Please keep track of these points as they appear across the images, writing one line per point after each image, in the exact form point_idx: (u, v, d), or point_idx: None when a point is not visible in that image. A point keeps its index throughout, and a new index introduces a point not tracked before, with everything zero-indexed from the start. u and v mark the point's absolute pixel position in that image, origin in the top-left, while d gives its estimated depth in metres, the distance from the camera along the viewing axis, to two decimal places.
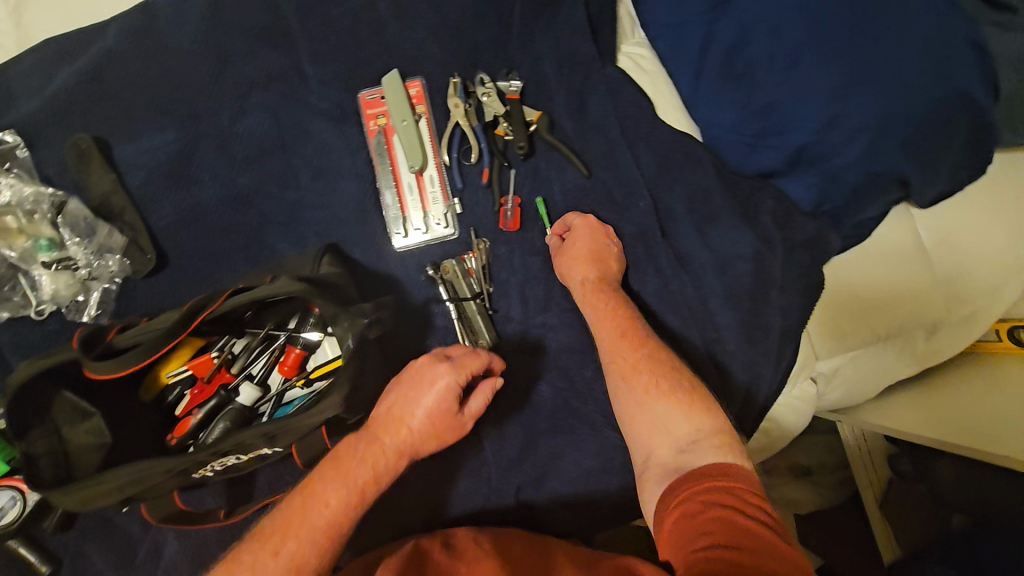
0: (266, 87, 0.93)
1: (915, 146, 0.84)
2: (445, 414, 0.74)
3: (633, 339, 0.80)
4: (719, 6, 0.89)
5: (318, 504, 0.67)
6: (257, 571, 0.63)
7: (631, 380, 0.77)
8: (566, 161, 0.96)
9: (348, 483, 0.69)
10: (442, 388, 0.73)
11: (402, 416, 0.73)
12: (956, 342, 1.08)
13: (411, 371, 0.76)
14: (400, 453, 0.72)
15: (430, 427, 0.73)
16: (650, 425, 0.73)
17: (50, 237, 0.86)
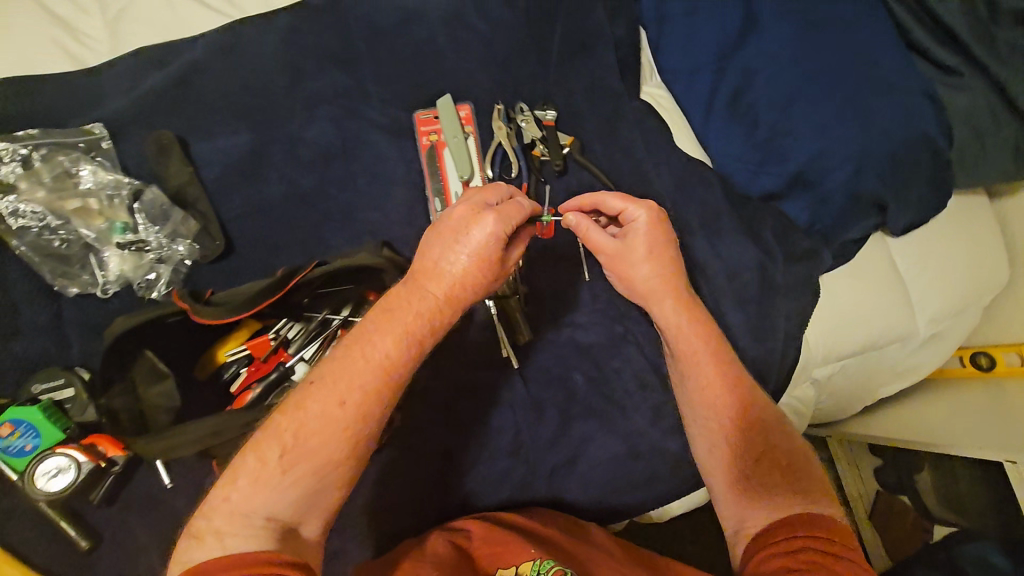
0: (333, 102, 1.05)
1: (889, 177, 1.01)
2: (492, 257, 0.74)
3: (724, 362, 0.83)
4: (726, 56, 1.06)
5: (377, 354, 0.68)
6: (323, 416, 0.65)
7: (733, 406, 0.80)
8: (595, 180, 1.07)
9: (399, 327, 0.70)
10: (487, 234, 0.73)
11: (449, 262, 0.73)
12: (924, 359, 1.26)
13: (451, 221, 0.75)
14: (449, 297, 0.73)
15: (477, 273, 0.74)
16: (750, 450, 0.78)
17: (125, 221, 0.94)
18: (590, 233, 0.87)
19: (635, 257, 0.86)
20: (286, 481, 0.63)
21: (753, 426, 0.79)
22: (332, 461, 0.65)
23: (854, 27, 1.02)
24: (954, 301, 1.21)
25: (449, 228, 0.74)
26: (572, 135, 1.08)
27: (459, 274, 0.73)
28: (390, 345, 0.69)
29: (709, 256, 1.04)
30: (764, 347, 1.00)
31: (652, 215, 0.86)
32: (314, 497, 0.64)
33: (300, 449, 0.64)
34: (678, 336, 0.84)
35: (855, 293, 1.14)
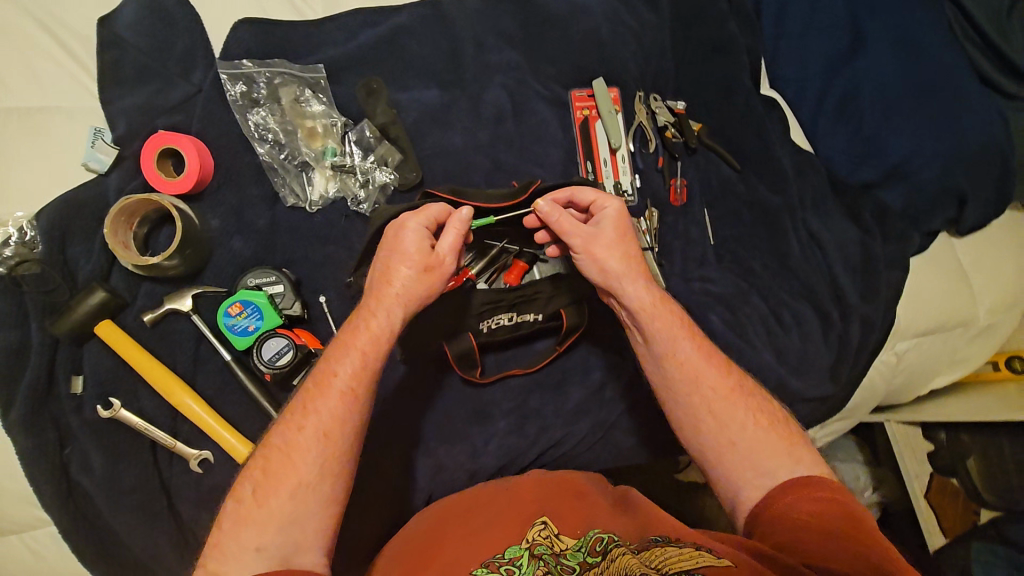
0: (507, 72, 1.21)
1: (970, 175, 1.21)
2: (427, 262, 0.82)
3: (688, 347, 0.87)
4: (835, 69, 1.27)
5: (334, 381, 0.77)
6: (289, 446, 0.74)
7: (696, 397, 0.85)
8: (720, 160, 1.26)
9: (351, 349, 0.79)
10: (415, 244, 0.82)
11: (386, 278, 0.81)
12: (982, 349, 1.44)
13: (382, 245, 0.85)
14: (400, 302, 0.81)
15: (419, 277, 0.82)
16: (720, 437, 0.83)
17: (335, 147, 1.07)
18: (560, 217, 0.88)
19: (606, 239, 0.88)
20: (266, 512, 0.71)
21: (723, 413, 0.84)
22: (309, 482, 0.73)
23: (942, 54, 1.24)
24: (1009, 299, 1.41)
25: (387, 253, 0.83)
26: (700, 123, 1.28)
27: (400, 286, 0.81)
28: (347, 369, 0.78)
29: (823, 229, 1.21)
30: (869, 306, 1.17)
31: (615, 207, 0.90)
32: (299, 521, 0.72)
33: (270, 481, 0.73)
34: (651, 320, 0.87)
35: (930, 277, 1.35)
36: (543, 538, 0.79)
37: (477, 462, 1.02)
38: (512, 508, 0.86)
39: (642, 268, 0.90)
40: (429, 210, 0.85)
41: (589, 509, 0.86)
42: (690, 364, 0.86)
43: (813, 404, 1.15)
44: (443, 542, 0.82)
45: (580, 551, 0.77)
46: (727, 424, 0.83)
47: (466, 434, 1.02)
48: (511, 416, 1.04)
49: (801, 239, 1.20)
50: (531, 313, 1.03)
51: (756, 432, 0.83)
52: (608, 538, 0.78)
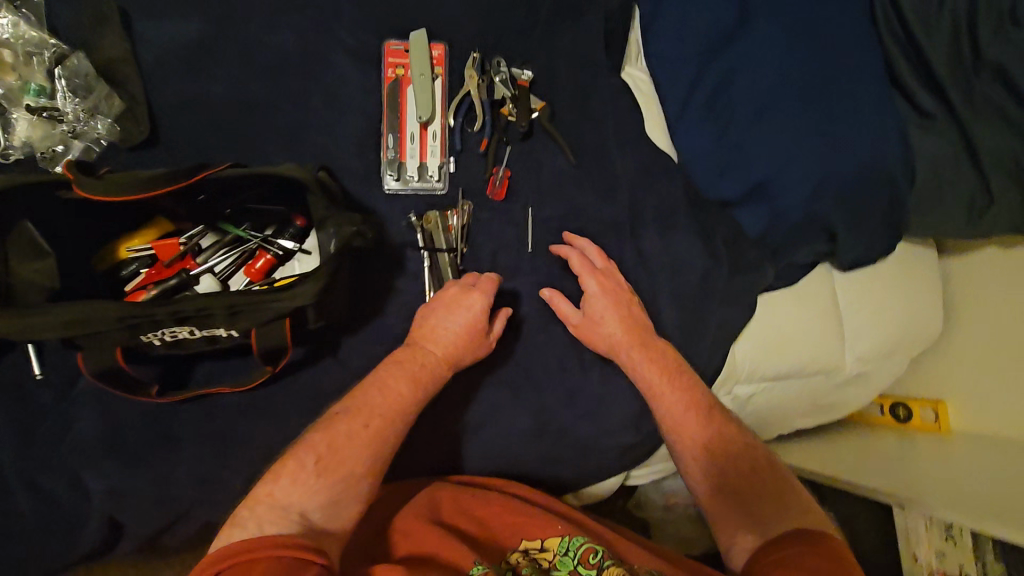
0: (299, 10, 0.98)
1: (846, 206, 1.00)
2: (477, 328, 0.88)
3: (669, 390, 0.89)
4: (712, 52, 1.03)
5: (388, 391, 0.80)
6: (340, 442, 0.73)
7: (673, 428, 0.87)
8: (557, 150, 1.04)
9: (393, 378, 0.81)
10: (479, 308, 0.88)
11: (429, 334, 0.87)
12: (848, 398, 1.28)
13: (442, 296, 0.89)
14: (446, 358, 0.86)
15: (468, 338, 0.88)
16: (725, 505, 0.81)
17: (41, 84, 0.86)
18: (555, 297, 0.96)
19: (597, 314, 0.93)
20: (311, 490, 0.70)
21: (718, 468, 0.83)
22: (347, 481, 0.72)
23: (841, 51, 1.00)
24: (883, 346, 1.23)
25: (426, 325, 0.88)
26: (544, 100, 1.04)
27: (440, 338, 0.87)
28: (404, 386, 0.81)
29: (658, 249, 1.03)
30: (688, 347, 1.01)
31: (592, 280, 0.94)
32: (334, 506, 0.71)
33: (335, 458, 0.72)
34: (638, 375, 0.91)
35: (795, 315, 1.16)
36: (527, 560, 0.78)
37: (164, 490, 0.84)
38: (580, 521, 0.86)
39: (639, 329, 0.93)
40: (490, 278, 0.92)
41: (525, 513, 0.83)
42: (682, 414, 0.87)
43: (607, 454, 0.99)
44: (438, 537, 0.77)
45: (568, 556, 0.76)
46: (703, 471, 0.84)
47: (153, 456, 0.83)
48: (214, 439, 0.85)
49: (627, 260, 1.02)
50: (218, 331, 0.75)
51: (747, 489, 0.82)
52: (602, 551, 0.76)
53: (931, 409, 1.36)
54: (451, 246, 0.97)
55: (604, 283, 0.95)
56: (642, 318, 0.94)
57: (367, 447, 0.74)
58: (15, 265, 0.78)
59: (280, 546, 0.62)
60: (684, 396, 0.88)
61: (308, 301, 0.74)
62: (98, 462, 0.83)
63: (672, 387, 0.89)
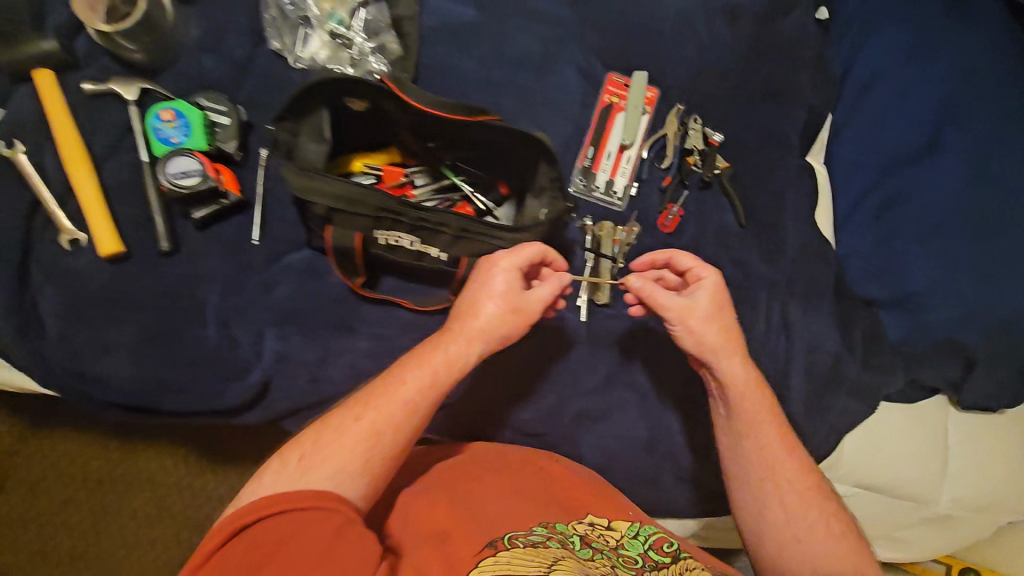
0: (551, 24, 1.14)
1: (989, 339, 1.05)
2: (515, 301, 0.82)
3: (756, 391, 0.90)
4: (893, 167, 1.12)
5: (397, 386, 0.78)
6: (343, 433, 0.74)
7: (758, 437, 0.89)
8: (728, 207, 1.14)
9: (423, 363, 0.80)
10: (505, 284, 0.81)
11: (471, 308, 0.82)
12: (928, 538, 1.24)
13: (479, 267, 0.84)
14: (477, 338, 0.81)
15: (506, 319, 0.82)
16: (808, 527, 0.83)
17: (343, 16, 1.03)
18: (651, 289, 0.90)
19: (702, 311, 0.89)
20: (300, 477, 0.70)
21: (793, 500, 0.85)
22: (348, 471, 0.73)
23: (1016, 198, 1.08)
24: (983, 497, 1.20)
25: (466, 304, 0.83)
26: (729, 163, 1.15)
27: (482, 322, 0.81)
28: (427, 367, 0.79)
29: (800, 323, 1.07)
30: (805, 420, 1.04)
31: (712, 278, 0.90)
32: (349, 473, 0.73)
33: (313, 461, 0.72)
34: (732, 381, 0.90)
35: (904, 432, 1.17)
36: (593, 532, 0.79)
37: (323, 370, 0.92)
38: (614, 501, 0.87)
39: (739, 342, 0.92)
40: (526, 249, 0.82)
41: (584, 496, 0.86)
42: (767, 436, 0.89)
43: (702, 492, 1.03)
44: (481, 509, 0.81)
45: (638, 540, 0.79)
46: (783, 499, 0.85)
47: (326, 338, 0.92)
48: (377, 342, 0.92)
49: (770, 320, 1.08)
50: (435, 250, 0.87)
51: (796, 498, 0.85)
52: (674, 543, 0.80)
53: None
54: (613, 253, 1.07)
55: (720, 287, 0.91)
56: (739, 327, 0.92)
57: (365, 439, 0.74)
58: (300, 141, 0.85)
59: (269, 506, 0.67)
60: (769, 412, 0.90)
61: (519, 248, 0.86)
62: (280, 329, 0.92)
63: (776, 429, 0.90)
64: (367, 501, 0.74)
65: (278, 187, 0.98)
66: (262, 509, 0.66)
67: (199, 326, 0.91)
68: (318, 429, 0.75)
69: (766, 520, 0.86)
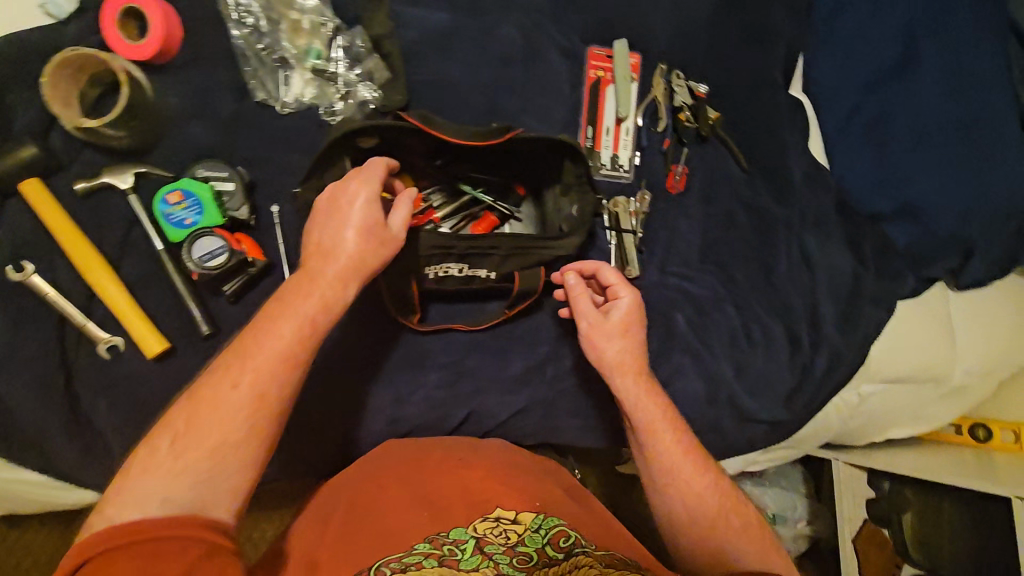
0: (525, 10, 1.12)
1: (984, 225, 1.14)
2: (374, 230, 0.78)
3: (665, 423, 0.90)
4: (874, 85, 1.17)
5: (272, 337, 0.71)
6: (218, 400, 0.67)
7: (672, 456, 0.88)
8: (729, 156, 1.17)
9: (294, 309, 0.73)
10: (360, 218, 0.77)
11: (332, 247, 0.76)
12: (947, 411, 1.38)
13: (325, 203, 0.79)
14: (346, 274, 0.77)
15: (370, 247, 0.78)
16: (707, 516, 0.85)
17: (320, 49, 0.98)
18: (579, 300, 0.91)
19: (609, 331, 0.91)
20: (177, 466, 0.64)
21: (711, 513, 0.85)
22: (237, 440, 0.67)
23: (991, 89, 1.14)
24: (988, 364, 1.35)
25: (326, 247, 0.77)
26: (719, 112, 1.18)
27: (351, 255, 0.77)
28: (290, 326, 0.72)
29: (818, 251, 1.13)
30: (843, 340, 1.11)
31: (624, 304, 0.91)
32: (236, 441, 0.67)
33: (195, 436, 0.65)
34: (637, 408, 0.90)
35: (915, 325, 1.29)
36: (496, 536, 0.76)
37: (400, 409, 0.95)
38: (526, 488, 0.84)
39: (638, 358, 0.92)
40: (373, 180, 0.78)
41: (508, 485, 0.84)
42: (674, 453, 0.88)
43: (765, 428, 1.10)
44: (377, 524, 0.78)
45: (539, 534, 0.77)
46: (685, 505, 0.86)
47: None
48: (445, 369, 0.98)
49: (791, 255, 1.13)
50: (482, 272, 0.90)
51: (717, 511, 0.86)
52: (573, 537, 0.77)
53: (1011, 431, 1.52)
54: (636, 226, 1.11)
55: (630, 310, 0.92)
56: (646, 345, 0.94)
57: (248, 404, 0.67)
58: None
59: (108, 533, 0.59)
60: (677, 432, 0.89)
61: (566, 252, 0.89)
62: None
63: (690, 457, 0.88)
64: (239, 496, 0.67)
65: (300, 242, 0.95)
66: (164, 526, 0.60)
67: None
68: (198, 390, 0.67)
69: (688, 535, 0.86)
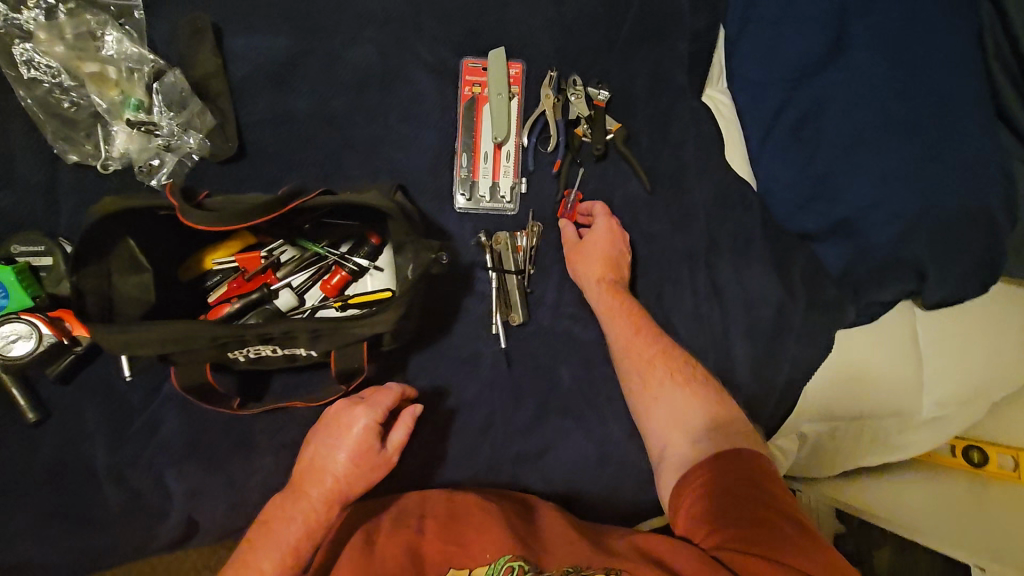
0: (381, 26, 0.99)
1: (940, 244, 0.91)
2: (368, 456, 0.77)
3: (626, 316, 0.92)
4: (801, 79, 0.96)
5: (254, 571, 0.70)
6: None
7: (631, 348, 0.89)
8: (631, 174, 1.03)
9: (276, 542, 0.72)
10: (360, 439, 0.77)
11: (319, 470, 0.77)
12: (924, 442, 1.10)
13: (327, 421, 0.79)
14: (327, 500, 0.75)
15: (357, 472, 0.77)
16: (662, 427, 0.82)
17: (140, 98, 0.89)
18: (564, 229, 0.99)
19: (583, 249, 0.97)
20: None
21: (677, 398, 0.83)
22: None
23: (947, 69, 0.91)
24: (970, 387, 1.07)
25: (319, 467, 0.77)
26: (621, 122, 1.02)
27: (338, 477, 0.76)
28: (267, 564, 0.70)
29: (732, 281, 1.00)
30: (758, 384, 0.99)
31: (604, 223, 0.97)
32: None
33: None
34: (605, 310, 0.93)
35: (867, 350, 1.09)
36: None
37: (236, 496, 0.87)
38: (479, 531, 0.75)
39: (609, 261, 0.96)
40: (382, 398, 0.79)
41: (465, 535, 0.76)
42: (637, 341, 0.89)
43: None
44: None
45: None
46: (653, 399, 0.84)
47: (231, 462, 0.87)
48: (282, 453, 0.87)
49: (698, 290, 1.02)
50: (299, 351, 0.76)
51: (695, 416, 0.80)
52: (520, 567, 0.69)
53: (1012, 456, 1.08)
54: (519, 266, 0.97)
55: (614, 231, 0.98)
56: (626, 259, 0.98)
57: None
58: (117, 282, 0.76)
59: None
60: (639, 318, 0.92)
61: (387, 328, 0.75)
62: (178, 466, 0.86)
63: (654, 346, 0.88)
64: None
65: None
66: None
67: (96, 485, 0.85)
68: None
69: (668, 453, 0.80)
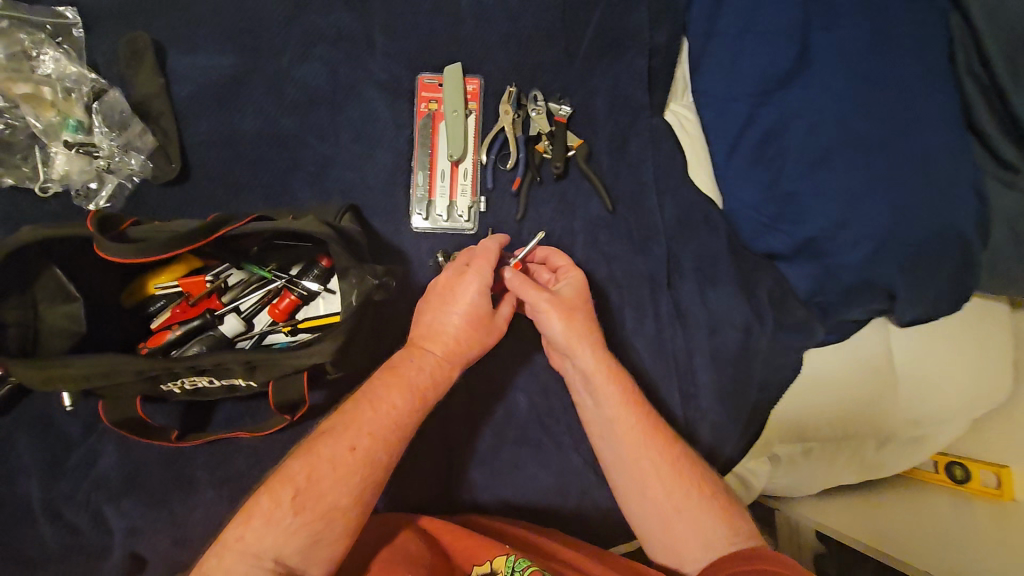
0: (331, 43, 0.96)
1: (911, 265, 0.89)
2: (483, 318, 0.79)
3: (609, 391, 0.79)
4: (764, 94, 0.94)
5: (385, 406, 0.71)
6: (277, 516, 0.63)
7: (631, 431, 0.77)
8: (593, 193, 1.00)
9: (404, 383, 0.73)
10: (476, 299, 0.78)
11: (437, 327, 0.78)
12: (902, 461, 1.05)
13: (438, 289, 0.80)
14: (443, 358, 0.77)
15: (473, 330, 0.78)
16: (664, 526, 0.74)
17: (79, 119, 0.86)
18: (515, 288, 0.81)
19: (555, 307, 0.81)
20: (295, 524, 0.63)
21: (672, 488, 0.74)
22: (338, 509, 0.65)
23: (910, 85, 0.89)
24: (947, 408, 1.03)
25: (436, 325, 0.78)
26: (582, 139, 0.99)
27: (453, 338, 0.77)
28: (395, 398, 0.72)
29: (694, 302, 0.98)
30: (726, 410, 0.96)
31: (577, 278, 0.86)
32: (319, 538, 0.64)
33: (314, 492, 0.65)
34: (591, 382, 0.80)
35: (834, 369, 1.05)
36: None
37: (178, 533, 0.83)
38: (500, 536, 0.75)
39: (586, 324, 0.83)
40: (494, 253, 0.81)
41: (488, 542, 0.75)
42: (627, 425, 0.78)
43: None
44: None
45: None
46: (644, 490, 0.75)
47: (171, 498, 0.83)
48: (225, 486, 0.83)
49: (660, 312, 0.98)
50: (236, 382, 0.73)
51: (705, 517, 0.73)
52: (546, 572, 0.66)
53: None
54: None
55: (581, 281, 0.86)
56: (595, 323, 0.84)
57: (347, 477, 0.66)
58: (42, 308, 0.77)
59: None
60: (626, 397, 0.79)
61: (325, 359, 0.71)
62: (116, 503, 0.82)
63: (646, 425, 0.78)
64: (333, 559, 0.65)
65: None
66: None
67: (27, 526, 0.81)
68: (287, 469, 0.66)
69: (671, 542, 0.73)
